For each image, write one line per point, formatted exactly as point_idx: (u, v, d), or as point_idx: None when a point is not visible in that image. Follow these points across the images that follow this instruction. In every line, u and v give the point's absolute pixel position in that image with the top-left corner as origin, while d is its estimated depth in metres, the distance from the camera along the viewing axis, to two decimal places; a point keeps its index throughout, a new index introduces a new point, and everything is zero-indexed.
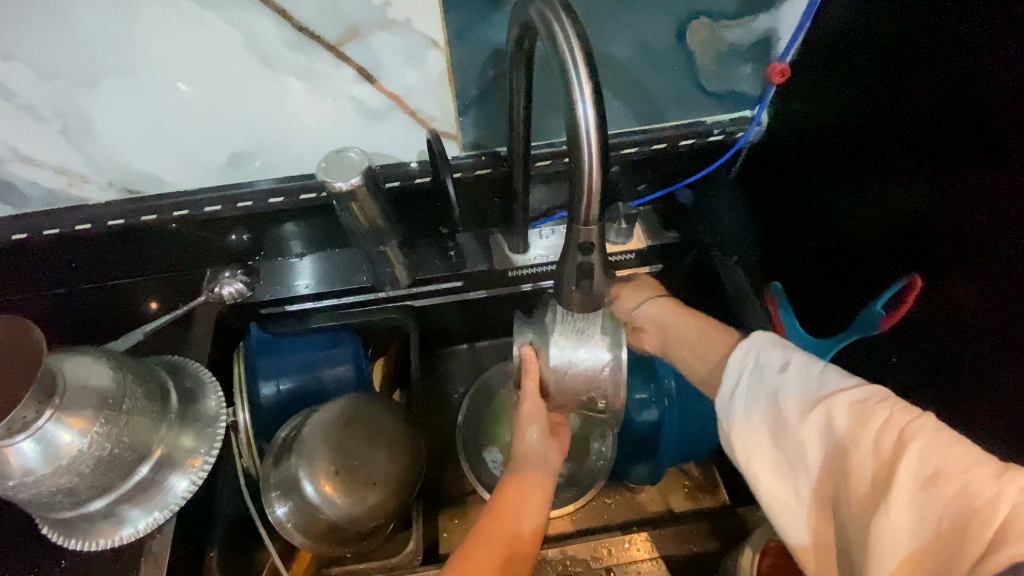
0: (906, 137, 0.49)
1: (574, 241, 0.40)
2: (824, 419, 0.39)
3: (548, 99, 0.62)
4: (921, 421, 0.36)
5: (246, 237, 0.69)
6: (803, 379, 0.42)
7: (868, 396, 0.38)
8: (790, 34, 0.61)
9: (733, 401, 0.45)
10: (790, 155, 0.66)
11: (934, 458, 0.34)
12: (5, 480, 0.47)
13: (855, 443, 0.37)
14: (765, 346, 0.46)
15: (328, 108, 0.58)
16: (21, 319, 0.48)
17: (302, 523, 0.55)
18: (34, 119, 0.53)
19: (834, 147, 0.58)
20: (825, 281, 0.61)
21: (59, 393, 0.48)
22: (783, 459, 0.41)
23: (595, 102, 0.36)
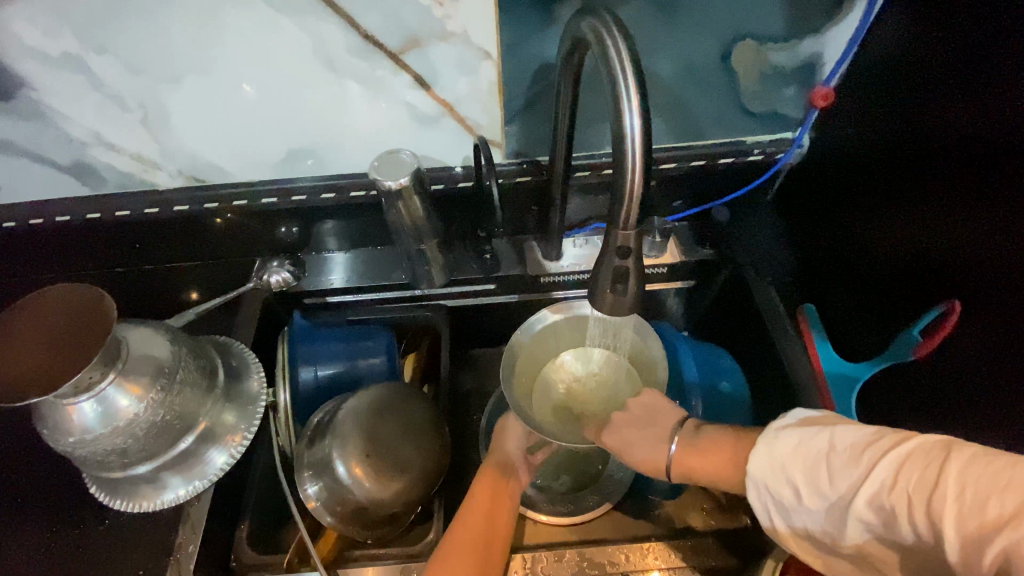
0: (949, 171, 0.49)
1: (612, 246, 0.42)
2: (860, 524, 0.37)
3: (592, 112, 0.64)
4: (943, 487, 0.33)
5: (295, 230, 0.73)
6: (816, 493, 0.39)
7: (880, 483, 0.36)
8: (836, 60, 0.61)
9: (771, 525, 0.43)
10: (823, 202, 0.67)
11: (971, 517, 0.32)
12: (66, 437, 0.51)
13: (898, 532, 0.36)
14: (764, 475, 0.42)
15: (383, 111, 0.61)
16: (95, 288, 0.52)
17: (331, 502, 0.57)
18: (121, 108, 0.58)
19: (869, 200, 0.59)
20: (865, 312, 0.61)
21: (122, 359, 0.52)
22: (848, 561, 0.40)
23: (643, 113, 0.38)
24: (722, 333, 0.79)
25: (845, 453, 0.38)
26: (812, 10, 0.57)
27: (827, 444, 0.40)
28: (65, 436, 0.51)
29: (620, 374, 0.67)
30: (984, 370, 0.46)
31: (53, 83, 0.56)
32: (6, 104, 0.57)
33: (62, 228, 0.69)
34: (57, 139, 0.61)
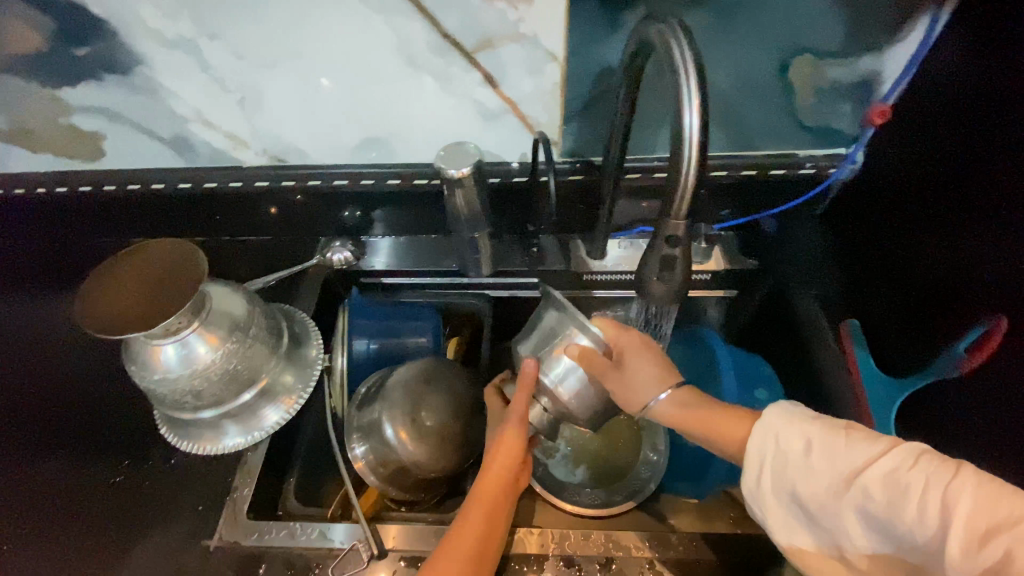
0: (1005, 190, 0.50)
1: (663, 234, 0.44)
2: (862, 496, 0.39)
3: (648, 118, 0.67)
4: (960, 481, 0.37)
5: (358, 214, 0.79)
6: (827, 457, 0.42)
7: (897, 461, 0.39)
8: (895, 79, 0.62)
9: (758, 482, 0.45)
10: (868, 225, 0.68)
11: (983, 514, 0.35)
12: (150, 375, 0.57)
13: (898, 514, 0.38)
14: (780, 426, 0.44)
15: (453, 106, 0.66)
16: (189, 245, 0.58)
17: (375, 463, 0.62)
18: (223, 90, 0.65)
19: (916, 221, 0.61)
20: (910, 329, 0.61)
21: (205, 312, 0.58)
22: (824, 537, 0.42)
23: (702, 111, 0.41)
24: (761, 345, 0.80)
25: (866, 437, 0.42)
26: (872, 29, 0.58)
27: (850, 425, 0.43)
28: (150, 373, 0.57)
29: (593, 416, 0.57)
30: None
31: (169, 63, 0.63)
32: (125, 79, 0.65)
33: (156, 194, 0.77)
34: (165, 114, 0.69)
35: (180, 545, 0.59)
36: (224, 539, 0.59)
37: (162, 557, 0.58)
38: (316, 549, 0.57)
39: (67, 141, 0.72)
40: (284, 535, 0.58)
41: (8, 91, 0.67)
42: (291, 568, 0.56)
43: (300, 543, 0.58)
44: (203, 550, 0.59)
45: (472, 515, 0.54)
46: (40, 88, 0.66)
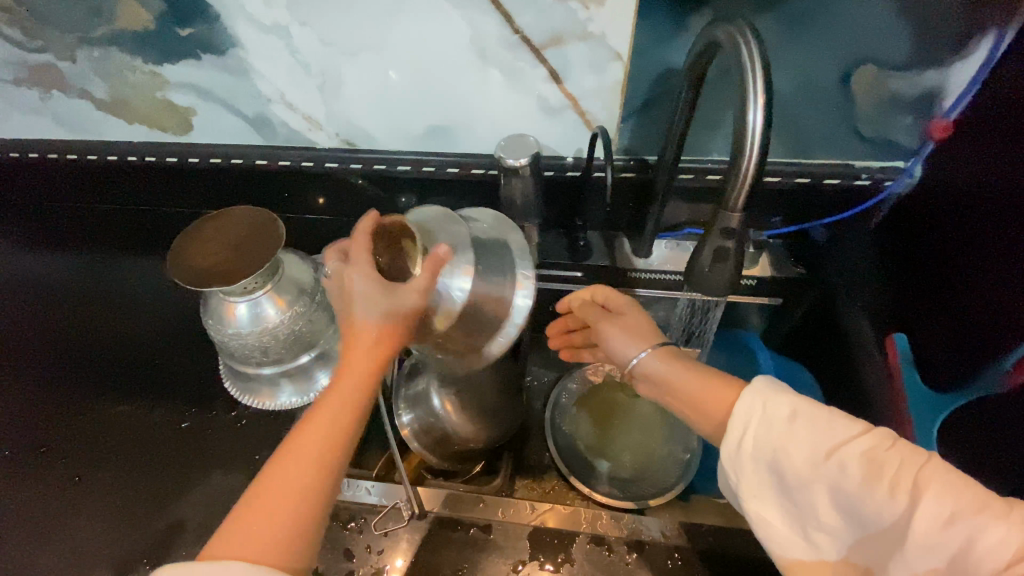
0: None
1: (717, 226, 0.46)
2: (838, 470, 0.42)
3: (705, 120, 0.69)
4: (932, 467, 0.40)
5: (414, 200, 0.84)
6: (810, 429, 0.44)
7: (874, 443, 0.42)
8: (958, 94, 0.61)
9: (738, 448, 0.47)
10: (910, 242, 0.69)
11: (949, 501, 0.38)
12: (223, 330, 0.62)
13: (868, 492, 0.40)
14: (769, 394, 0.47)
15: (516, 100, 0.69)
16: (269, 214, 0.63)
17: (419, 432, 0.66)
18: (306, 74, 0.70)
19: (961, 238, 0.61)
20: (956, 341, 0.60)
21: (278, 277, 0.63)
22: (793, 509, 0.45)
23: (765, 109, 0.43)
24: (808, 353, 0.81)
25: (848, 422, 0.44)
26: (941, 42, 0.58)
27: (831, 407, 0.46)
28: (223, 326, 0.62)
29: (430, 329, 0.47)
30: None
31: (260, 47, 0.69)
32: (219, 60, 0.71)
33: (235, 169, 0.83)
34: (251, 95, 0.75)
35: (237, 488, 0.63)
36: None
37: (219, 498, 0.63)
38: (360, 505, 0.61)
39: (161, 115, 0.79)
40: None
41: (116, 66, 0.74)
42: (336, 520, 0.60)
43: (346, 498, 0.61)
44: None
45: (300, 440, 0.43)
46: (144, 64, 0.73)
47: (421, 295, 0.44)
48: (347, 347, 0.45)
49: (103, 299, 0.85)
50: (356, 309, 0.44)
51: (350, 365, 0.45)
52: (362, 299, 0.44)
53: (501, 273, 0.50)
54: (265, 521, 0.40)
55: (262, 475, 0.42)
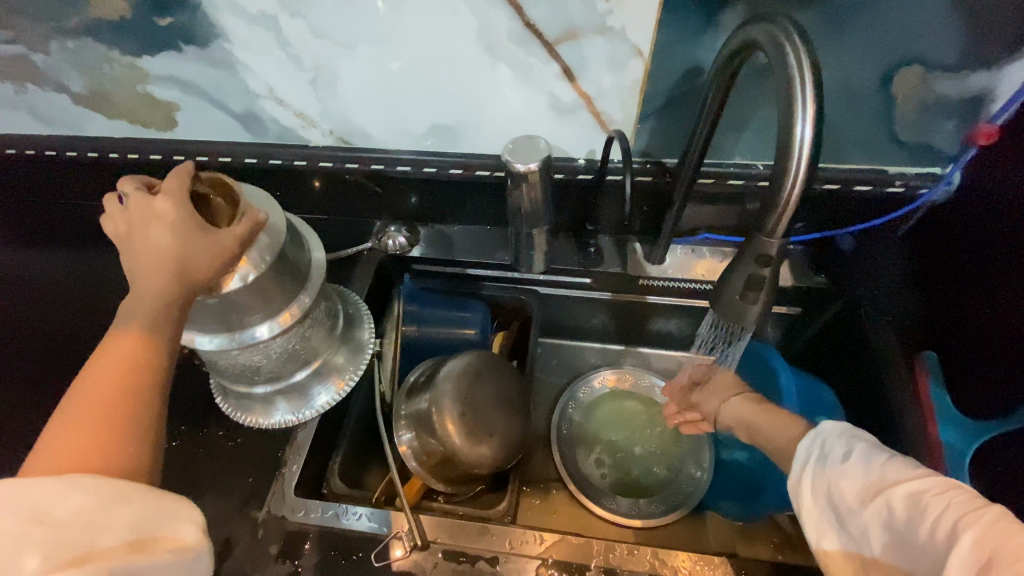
0: None
1: (753, 251, 0.42)
2: (883, 508, 0.44)
3: (730, 122, 0.64)
4: (981, 515, 0.39)
5: (415, 199, 0.79)
6: (861, 467, 0.47)
7: (925, 487, 0.43)
8: (1009, 96, 0.56)
9: (799, 480, 0.51)
10: (944, 254, 0.66)
11: (989, 545, 0.37)
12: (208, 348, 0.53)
13: (913, 530, 0.41)
14: (830, 435, 0.51)
15: (526, 98, 0.64)
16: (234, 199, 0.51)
17: (420, 453, 0.64)
18: (298, 68, 0.65)
19: (996, 255, 0.59)
20: (991, 360, 0.58)
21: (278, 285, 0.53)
22: (850, 545, 0.46)
23: (816, 123, 0.38)
24: (823, 367, 0.77)
25: (905, 465, 0.45)
26: (995, 42, 0.53)
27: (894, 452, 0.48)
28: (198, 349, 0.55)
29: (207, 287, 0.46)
30: None
31: (248, 39, 0.63)
32: (203, 52, 0.65)
33: (224, 167, 0.78)
34: (238, 89, 0.69)
35: (231, 513, 0.60)
36: (271, 512, 0.60)
37: (211, 523, 0.60)
38: (361, 533, 0.58)
39: (144, 109, 0.74)
40: (329, 516, 0.59)
41: (93, 58, 0.68)
42: (335, 549, 0.57)
43: (344, 526, 0.58)
44: (251, 521, 0.60)
45: (103, 367, 0.43)
46: (122, 56, 0.67)
47: (238, 244, 0.44)
48: (138, 263, 0.44)
49: (88, 303, 0.81)
50: (158, 236, 0.43)
51: (147, 277, 0.44)
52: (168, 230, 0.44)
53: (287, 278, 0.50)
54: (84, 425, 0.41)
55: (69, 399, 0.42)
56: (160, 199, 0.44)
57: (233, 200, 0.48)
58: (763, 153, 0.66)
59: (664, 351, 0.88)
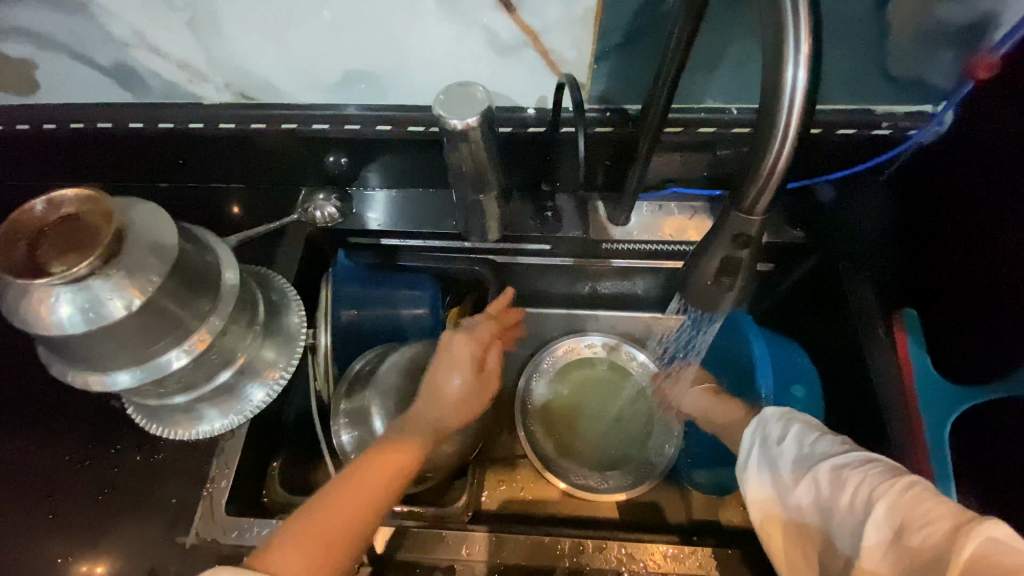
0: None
1: (729, 230, 0.35)
2: (813, 483, 0.47)
3: (700, 58, 0.54)
4: (892, 485, 0.43)
5: (344, 161, 0.68)
6: (796, 446, 0.50)
7: (848, 461, 0.47)
8: (1015, 21, 0.49)
9: (742, 463, 0.53)
10: (930, 204, 0.60)
11: (900, 512, 0.41)
12: (89, 380, 0.47)
13: (837, 502, 0.45)
14: (769, 417, 0.54)
15: (456, 34, 0.53)
16: (92, 189, 0.44)
17: (365, 455, 0.57)
18: (166, 6, 0.52)
19: (983, 211, 0.53)
20: (963, 314, 0.56)
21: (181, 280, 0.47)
22: (791, 523, 0.48)
23: (812, 65, 0.30)
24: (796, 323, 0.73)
25: (833, 443, 0.49)
26: None
27: (820, 430, 0.51)
28: (85, 374, 0.46)
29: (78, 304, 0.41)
30: None
31: None
32: None
33: (106, 135, 0.65)
34: (98, 36, 0.55)
35: (158, 540, 0.54)
36: (200, 536, 0.54)
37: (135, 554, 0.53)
38: None
39: None
40: (265, 534, 0.53)
41: None
42: None
43: None
44: (179, 549, 0.54)
45: (350, 480, 0.47)
46: None
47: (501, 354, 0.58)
48: (445, 409, 0.52)
49: None
50: (444, 383, 0.52)
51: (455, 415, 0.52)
52: (471, 365, 0.53)
53: (192, 296, 0.48)
54: (328, 526, 0.44)
55: (315, 498, 0.46)
56: (461, 341, 0.54)
57: (105, 214, 0.43)
58: (737, 95, 0.58)
59: (631, 314, 0.83)
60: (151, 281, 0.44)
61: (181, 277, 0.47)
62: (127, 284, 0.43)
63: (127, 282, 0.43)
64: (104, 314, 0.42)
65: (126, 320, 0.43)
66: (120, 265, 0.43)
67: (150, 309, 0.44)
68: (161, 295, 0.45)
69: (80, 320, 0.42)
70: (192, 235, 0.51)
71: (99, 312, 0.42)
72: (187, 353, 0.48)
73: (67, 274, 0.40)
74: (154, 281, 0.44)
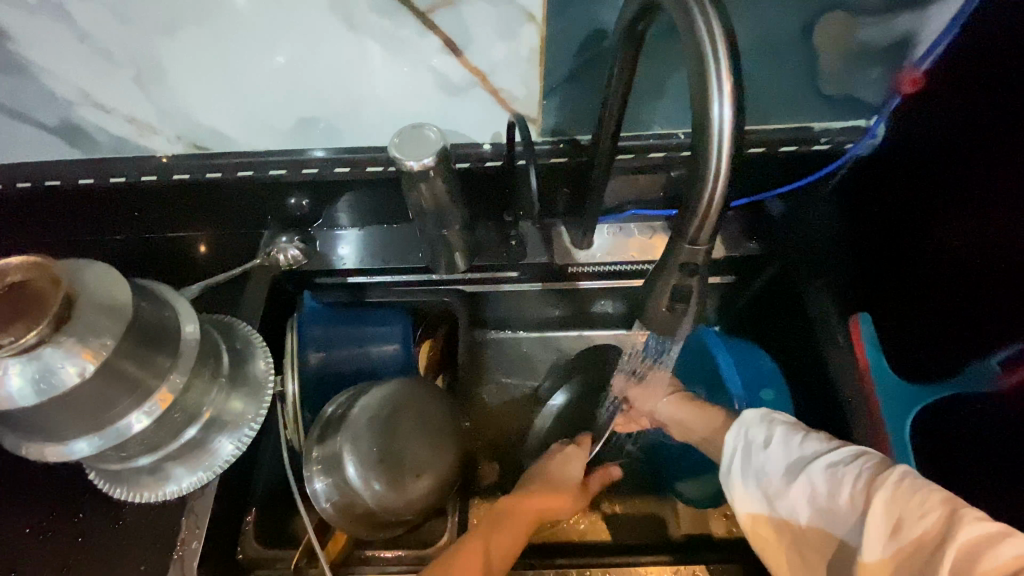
0: (969, 176, 0.51)
1: (676, 260, 0.36)
2: (809, 485, 0.46)
3: (643, 88, 0.57)
4: (889, 477, 0.43)
5: (306, 203, 0.67)
6: (783, 447, 0.49)
7: (840, 458, 0.46)
8: (932, 40, 0.53)
9: (728, 473, 0.52)
10: (914, 178, 0.57)
11: (898, 506, 0.42)
12: (44, 452, 0.45)
13: (835, 502, 0.44)
14: (752, 421, 0.53)
15: (406, 78, 0.54)
16: (34, 254, 0.43)
17: (340, 502, 0.56)
18: (110, 63, 0.52)
19: (974, 211, 0.51)
20: (917, 316, 0.58)
21: (140, 340, 0.46)
22: (779, 526, 0.48)
23: (736, 100, 0.31)
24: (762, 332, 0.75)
25: (820, 438, 0.49)
26: None
27: (806, 430, 0.51)
28: (40, 445, 0.44)
29: (27, 375, 0.40)
30: None
31: (34, 31, 0.49)
32: None
33: (53, 193, 0.63)
34: (39, 95, 0.55)
35: None
36: None
37: None
38: None
39: None
40: None
41: None
42: None
43: None
44: None
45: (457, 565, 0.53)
46: None
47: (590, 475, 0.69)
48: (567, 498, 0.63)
49: None
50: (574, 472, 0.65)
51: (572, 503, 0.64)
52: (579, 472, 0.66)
53: (151, 355, 0.47)
54: None
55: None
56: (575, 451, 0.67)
57: (50, 279, 0.42)
58: (683, 120, 0.60)
59: (603, 334, 0.83)
60: (107, 345, 0.42)
61: (139, 336, 0.46)
62: (81, 349, 0.41)
63: (80, 348, 0.41)
64: (56, 384, 0.40)
65: (80, 387, 0.42)
66: (72, 331, 0.41)
67: (106, 374, 0.43)
68: (119, 357, 0.44)
69: (32, 391, 0.40)
70: (146, 292, 0.50)
71: (52, 381, 0.40)
72: (149, 415, 0.47)
73: (13, 345, 0.39)
74: (108, 344, 0.42)
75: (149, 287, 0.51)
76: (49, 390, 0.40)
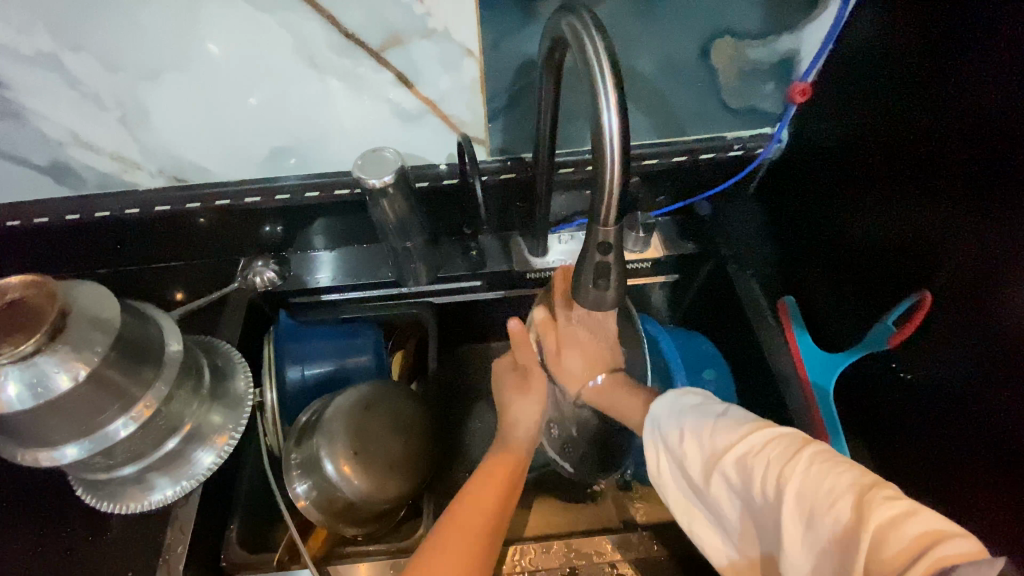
0: (868, 163, 0.58)
1: (594, 240, 0.43)
2: (723, 478, 0.44)
3: (574, 109, 0.65)
4: (794, 463, 0.40)
5: (280, 228, 0.73)
6: (697, 441, 0.47)
7: (749, 447, 0.44)
8: (810, 58, 0.63)
9: (658, 473, 0.51)
10: (870, 145, 0.57)
11: (807, 494, 0.39)
12: (35, 458, 0.48)
13: (750, 491, 0.43)
14: (666, 417, 0.51)
15: (366, 109, 0.61)
16: (33, 275, 0.47)
17: (321, 500, 0.60)
18: (98, 107, 0.58)
19: (951, 203, 0.48)
20: (836, 297, 0.64)
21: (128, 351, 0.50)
22: (712, 516, 0.47)
23: (621, 107, 0.39)
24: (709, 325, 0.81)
25: (735, 419, 0.47)
26: (786, 7, 0.58)
27: (722, 413, 0.48)
28: (33, 451, 0.48)
29: (23, 380, 0.44)
30: (955, 353, 0.48)
31: (29, 81, 0.55)
32: None
33: (43, 230, 0.68)
34: (31, 138, 0.60)
35: None
36: None
37: None
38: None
39: None
40: None
41: None
42: None
43: None
44: None
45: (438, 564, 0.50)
46: None
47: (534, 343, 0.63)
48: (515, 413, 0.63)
49: None
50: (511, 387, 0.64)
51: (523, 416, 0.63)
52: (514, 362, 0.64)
53: (137, 365, 0.51)
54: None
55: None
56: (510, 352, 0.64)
57: (47, 294, 0.46)
58: None
59: None
60: (96, 353, 0.47)
61: (127, 348, 0.50)
62: (74, 357, 0.45)
63: (74, 356, 0.45)
64: (50, 389, 0.44)
65: (72, 392, 0.46)
66: (66, 341, 0.45)
67: (95, 381, 0.47)
68: (108, 365, 0.48)
69: (27, 394, 0.44)
70: (134, 309, 0.54)
71: (46, 385, 0.44)
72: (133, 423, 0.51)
73: (13, 352, 0.43)
74: (99, 352, 0.47)
75: (140, 305, 0.56)
76: (42, 394, 0.44)
